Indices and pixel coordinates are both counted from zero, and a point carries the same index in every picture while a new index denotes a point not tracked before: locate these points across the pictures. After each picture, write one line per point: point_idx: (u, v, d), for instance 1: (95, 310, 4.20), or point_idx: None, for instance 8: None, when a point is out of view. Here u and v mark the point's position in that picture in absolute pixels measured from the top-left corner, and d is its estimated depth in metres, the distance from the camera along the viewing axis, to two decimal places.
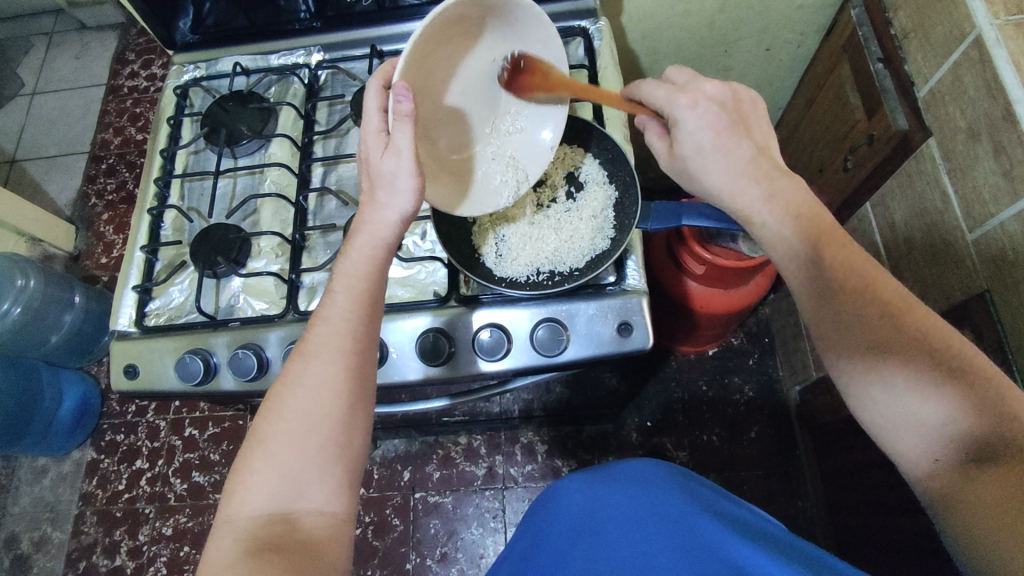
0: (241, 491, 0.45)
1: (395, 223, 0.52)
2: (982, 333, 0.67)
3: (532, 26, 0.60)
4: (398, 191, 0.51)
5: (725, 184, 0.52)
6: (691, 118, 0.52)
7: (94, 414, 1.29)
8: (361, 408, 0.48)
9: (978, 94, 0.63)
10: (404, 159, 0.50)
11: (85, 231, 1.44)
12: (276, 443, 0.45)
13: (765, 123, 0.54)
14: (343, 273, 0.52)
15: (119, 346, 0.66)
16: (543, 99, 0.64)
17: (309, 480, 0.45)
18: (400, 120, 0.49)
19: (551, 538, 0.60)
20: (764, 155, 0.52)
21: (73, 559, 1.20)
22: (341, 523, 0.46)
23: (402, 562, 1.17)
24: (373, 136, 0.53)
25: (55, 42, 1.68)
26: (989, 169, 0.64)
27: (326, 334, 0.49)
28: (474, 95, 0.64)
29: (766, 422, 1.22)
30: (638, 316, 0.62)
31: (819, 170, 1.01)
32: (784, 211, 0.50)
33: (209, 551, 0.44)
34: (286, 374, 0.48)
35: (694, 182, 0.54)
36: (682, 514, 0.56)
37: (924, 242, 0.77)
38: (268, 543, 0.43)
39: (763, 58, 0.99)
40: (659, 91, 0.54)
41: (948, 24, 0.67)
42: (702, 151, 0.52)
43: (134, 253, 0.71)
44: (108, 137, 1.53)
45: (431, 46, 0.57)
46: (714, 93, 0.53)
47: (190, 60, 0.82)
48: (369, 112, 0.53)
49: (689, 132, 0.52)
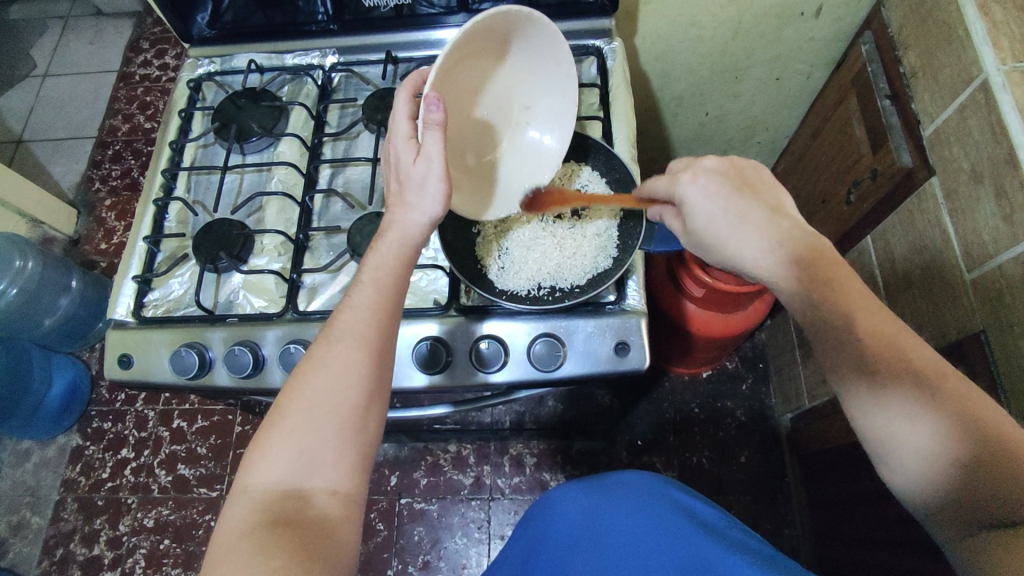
0: (258, 463, 0.45)
1: (424, 224, 0.52)
2: (976, 373, 0.67)
3: (548, 43, 0.61)
4: (427, 194, 0.51)
5: (754, 261, 0.49)
6: (695, 191, 0.51)
7: (82, 400, 1.28)
8: (379, 397, 0.48)
9: (982, 137, 0.64)
10: (435, 165, 0.50)
11: (87, 216, 1.44)
12: (296, 418, 0.45)
13: (773, 183, 0.52)
14: (371, 264, 0.52)
15: (115, 335, 0.66)
16: (551, 116, 0.66)
17: (324, 459, 0.45)
18: (431, 128, 0.49)
19: (550, 547, 0.60)
20: (778, 214, 0.49)
21: (51, 546, 1.19)
22: (353, 504, 0.45)
23: (384, 568, 1.16)
24: (403, 142, 0.53)
25: (70, 27, 1.68)
26: (989, 212, 0.64)
27: (353, 321, 0.49)
28: (490, 104, 0.66)
29: (756, 448, 1.21)
30: (636, 336, 0.62)
31: (822, 200, 1.02)
32: (797, 272, 0.47)
33: (223, 519, 0.44)
34: (310, 355, 0.48)
35: (719, 254, 0.51)
36: (679, 533, 0.55)
37: (922, 278, 0.77)
38: (281, 518, 0.42)
39: (773, 87, 1.00)
40: (659, 180, 0.55)
41: (956, 66, 0.68)
42: (714, 220, 0.50)
43: (136, 243, 0.71)
44: (116, 123, 1.53)
45: (462, 57, 0.58)
46: (713, 168, 0.52)
47: (206, 55, 0.83)
48: (400, 119, 0.52)
49: (697, 205, 0.51)
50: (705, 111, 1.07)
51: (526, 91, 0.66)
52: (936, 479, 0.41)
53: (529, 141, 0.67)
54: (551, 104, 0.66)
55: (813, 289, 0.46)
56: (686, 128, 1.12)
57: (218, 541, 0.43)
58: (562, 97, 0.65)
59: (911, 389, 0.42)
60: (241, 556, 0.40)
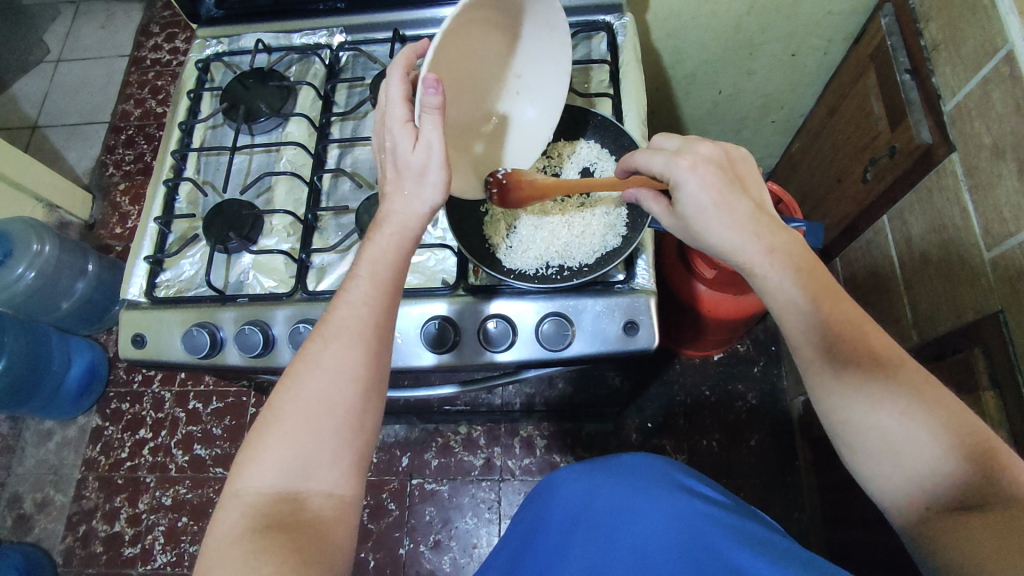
0: (251, 467, 0.45)
1: (423, 214, 0.52)
2: (993, 354, 0.66)
3: (546, 10, 0.60)
4: (426, 182, 0.51)
5: (731, 253, 0.51)
6: (694, 180, 0.50)
7: (101, 381, 1.31)
8: (376, 394, 0.48)
9: (1005, 111, 0.62)
10: (435, 152, 0.49)
11: (102, 200, 1.45)
12: (291, 420, 0.45)
13: (759, 178, 0.54)
14: (369, 258, 0.51)
15: (129, 315, 0.66)
16: (543, 85, 0.65)
17: (320, 461, 0.45)
18: (427, 112, 0.48)
19: (548, 534, 0.61)
20: (761, 212, 0.51)
21: (73, 522, 1.22)
22: (348, 506, 0.46)
23: (396, 547, 1.18)
24: (400, 126, 0.51)
25: (81, 11, 1.69)
26: (1011, 188, 0.63)
27: (349, 319, 0.48)
28: (481, 75, 0.63)
29: (767, 431, 1.21)
30: (645, 315, 0.61)
31: (837, 180, 1.00)
32: (783, 264, 0.49)
33: (216, 521, 0.44)
34: (305, 353, 0.48)
35: (704, 245, 0.52)
36: (680, 516, 0.55)
37: (939, 258, 0.76)
38: (275, 522, 0.43)
39: (788, 64, 0.98)
40: (658, 160, 0.52)
41: (979, 38, 0.66)
42: (704, 211, 0.50)
43: (148, 224, 0.71)
44: (129, 108, 1.54)
45: (461, 28, 0.56)
46: (708, 155, 0.51)
47: (213, 35, 0.82)
48: (394, 102, 0.51)
49: (691, 195, 0.50)
50: (718, 89, 1.05)
51: (517, 59, 0.64)
52: (925, 474, 0.43)
53: (521, 111, 0.66)
54: (542, 72, 0.65)
55: (809, 301, 0.48)
56: (698, 106, 1.10)
57: (213, 543, 0.43)
58: (553, 63, 0.64)
59: (880, 378, 0.45)
60: (236, 560, 0.41)
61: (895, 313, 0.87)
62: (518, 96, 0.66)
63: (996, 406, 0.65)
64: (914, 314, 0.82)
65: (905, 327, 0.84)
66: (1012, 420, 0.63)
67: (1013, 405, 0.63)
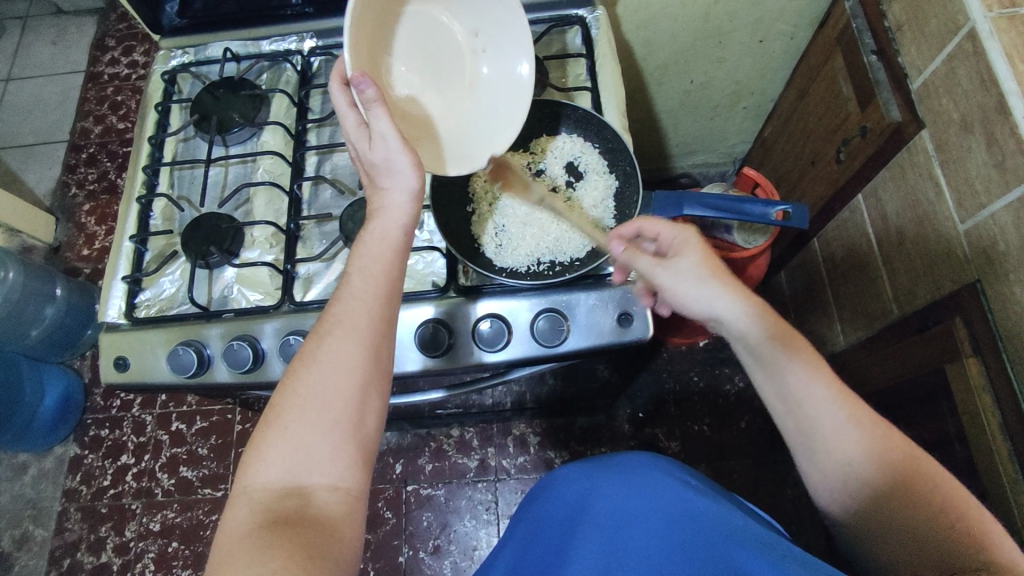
0: (257, 464, 0.44)
1: (405, 204, 0.51)
2: (973, 323, 0.68)
3: None
4: (397, 171, 0.51)
5: (711, 304, 0.51)
6: (688, 236, 0.54)
7: (77, 408, 1.27)
8: (376, 390, 0.47)
9: (970, 86, 0.64)
10: (392, 142, 0.49)
11: (66, 222, 1.40)
12: (292, 416, 0.44)
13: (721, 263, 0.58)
14: (360, 254, 0.50)
15: (108, 338, 0.64)
16: (501, 40, 0.62)
17: (322, 456, 0.44)
18: (371, 106, 0.48)
19: (552, 538, 0.61)
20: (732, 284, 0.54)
21: (57, 556, 1.18)
22: (355, 499, 0.45)
23: (395, 555, 1.16)
24: (357, 130, 0.52)
25: (30, 27, 1.62)
26: (980, 161, 0.65)
27: (344, 312, 0.48)
28: (433, 53, 0.62)
29: (756, 413, 1.23)
30: (638, 305, 0.62)
31: (811, 162, 1.02)
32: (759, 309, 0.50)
33: (224, 521, 0.43)
34: (304, 352, 0.47)
35: (699, 292, 0.51)
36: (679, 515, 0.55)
37: (915, 233, 0.78)
38: (281, 518, 0.42)
39: (756, 50, 1.00)
40: (661, 228, 0.56)
41: (942, 16, 0.67)
42: (701, 261, 0.52)
43: (122, 243, 0.69)
44: (88, 125, 1.49)
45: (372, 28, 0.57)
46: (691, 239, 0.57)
47: (178, 46, 0.80)
48: (343, 111, 0.51)
49: (685, 247, 0.54)
50: (689, 78, 1.06)
51: (464, 26, 0.62)
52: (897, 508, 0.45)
53: (491, 71, 0.63)
54: (495, 26, 0.62)
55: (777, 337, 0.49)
56: (671, 96, 1.11)
57: (220, 543, 0.42)
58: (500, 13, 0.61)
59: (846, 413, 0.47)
60: (243, 556, 0.40)
61: (874, 288, 0.89)
62: (484, 57, 0.63)
63: (980, 373, 0.67)
64: (893, 289, 0.85)
65: (886, 301, 0.87)
66: (996, 385, 0.65)
67: (995, 370, 0.65)
